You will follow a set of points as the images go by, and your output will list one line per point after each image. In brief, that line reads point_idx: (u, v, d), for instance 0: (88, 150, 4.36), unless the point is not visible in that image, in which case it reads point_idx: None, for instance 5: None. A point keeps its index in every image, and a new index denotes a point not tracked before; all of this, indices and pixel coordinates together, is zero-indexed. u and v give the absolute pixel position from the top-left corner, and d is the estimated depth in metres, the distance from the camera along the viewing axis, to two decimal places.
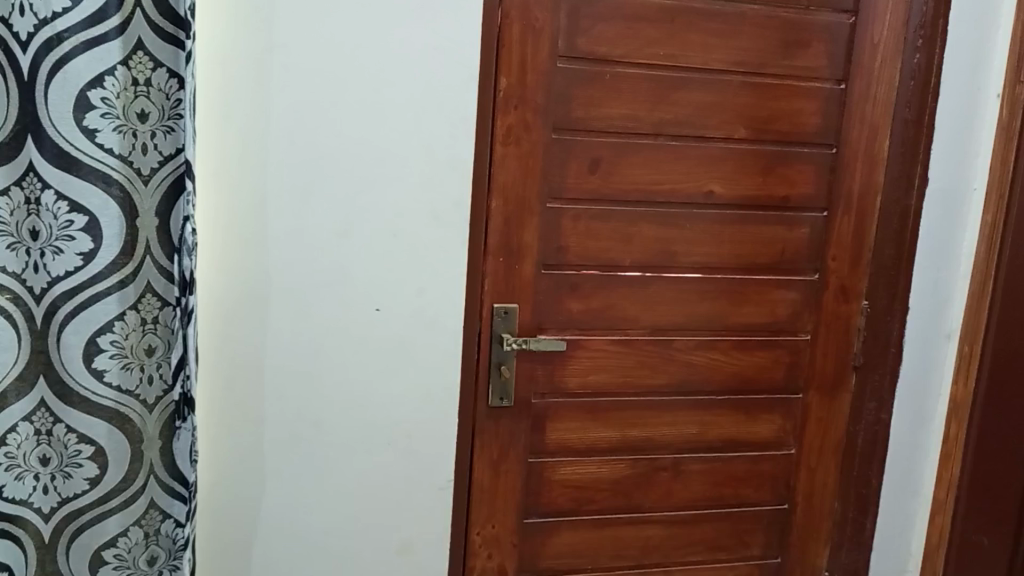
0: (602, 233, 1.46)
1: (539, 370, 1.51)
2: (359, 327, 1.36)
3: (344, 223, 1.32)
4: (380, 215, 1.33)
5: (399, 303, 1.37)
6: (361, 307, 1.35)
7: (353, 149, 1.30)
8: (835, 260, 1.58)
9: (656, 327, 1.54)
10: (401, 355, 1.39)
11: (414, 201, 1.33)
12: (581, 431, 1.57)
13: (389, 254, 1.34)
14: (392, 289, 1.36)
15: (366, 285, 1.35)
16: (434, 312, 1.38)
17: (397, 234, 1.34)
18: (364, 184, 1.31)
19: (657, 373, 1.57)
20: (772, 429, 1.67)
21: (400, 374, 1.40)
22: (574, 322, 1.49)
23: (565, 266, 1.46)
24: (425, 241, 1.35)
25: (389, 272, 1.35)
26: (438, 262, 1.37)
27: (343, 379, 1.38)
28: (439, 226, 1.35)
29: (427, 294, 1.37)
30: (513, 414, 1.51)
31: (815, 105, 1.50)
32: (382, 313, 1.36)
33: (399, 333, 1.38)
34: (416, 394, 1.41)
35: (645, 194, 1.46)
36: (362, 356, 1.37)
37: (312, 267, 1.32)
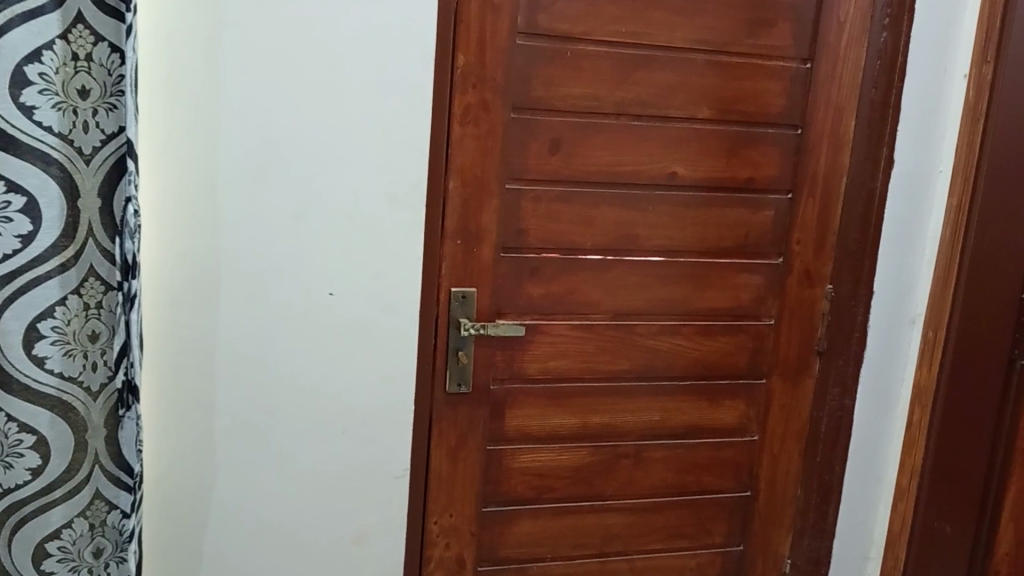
0: (562, 215, 1.42)
1: (499, 355, 1.47)
2: (312, 313, 1.31)
3: (297, 204, 1.27)
4: (334, 197, 1.28)
5: (354, 288, 1.32)
6: (314, 292, 1.31)
7: (305, 128, 1.25)
8: (799, 243, 1.56)
9: (618, 312, 1.51)
10: (356, 342, 1.35)
11: (370, 182, 1.29)
12: (541, 418, 1.53)
13: (344, 238, 1.30)
14: (347, 273, 1.31)
15: (320, 269, 1.30)
16: (392, 298, 1.34)
17: (351, 217, 1.29)
18: (317, 164, 1.26)
19: (619, 358, 1.54)
20: (734, 415, 1.66)
21: (356, 361, 1.35)
22: (534, 307, 1.46)
23: (525, 249, 1.42)
24: (382, 224, 1.31)
25: (344, 257, 1.31)
26: (396, 245, 1.32)
27: (296, 366, 1.33)
28: (396, 208, 1.31)
29: (384, 279, 1.33)
30: (472, 402, 1.48)
31: (781, 85, 1.47)
32: (336, 297, 1.32)
33: (355, 319, 1.34)
34: (374, 381, 1.37)
35: (607, 176, 1.42)
36: (316, 343, 1.33)
37: (263, 250, 1.27)
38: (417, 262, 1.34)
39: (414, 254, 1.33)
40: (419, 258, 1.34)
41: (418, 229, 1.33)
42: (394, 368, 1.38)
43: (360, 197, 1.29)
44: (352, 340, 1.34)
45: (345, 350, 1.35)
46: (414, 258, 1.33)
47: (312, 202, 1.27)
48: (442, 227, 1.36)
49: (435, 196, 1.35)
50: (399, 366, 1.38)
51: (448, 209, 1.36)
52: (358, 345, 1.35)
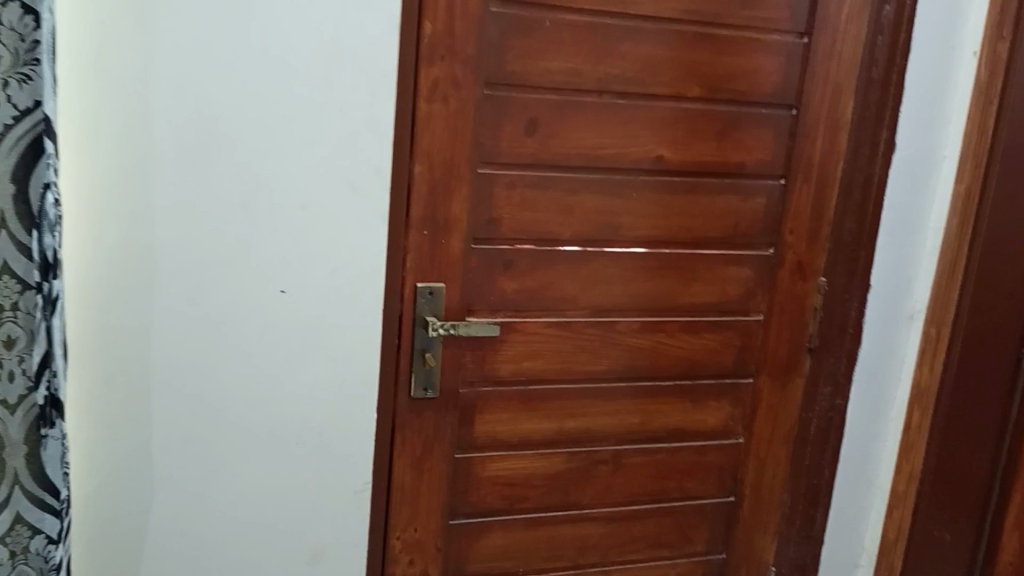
0: (539, 203, 1.28)
1: (468, 356, 1.33)
2: (261, 312, 1.17)
3: (245, 191, 1.12)
4: (287, 182, 1.13)
5: (309, 284, 1.18)
6: (264, 289, 1.16)
7: (253, 105, 1.10)
8: (791, 233, 1.45)
9: (598, 308, 1.38)
10: (311, 344, 1.20)
11: (327, 166, 1.14)
12: (515, 424, 1.40)
13: (297, 228, 1.15)
14: (301, 268, 1.17)
15: (270, 263, 1.16)
16: (351, 295, 1.20)
17: (305, 205, 1.15)
18: (266, 146, 1.11)
19: (599, 358, 1.41)
20: (718, 416, 1.55)
21: (312, 365, 1.21)
22: (507, 304, 1.32)
23: (498, 240, 1.28)
24: (340, 213, 1.17)
25: (297, 250, 1.16)
26: (356, 237, 1.18)
27: (243, 372, 1.19)
28: (356, 195, 1.17)
29: (343, 275, 1.19)
30: (439, 407, 1.34)
31: (776, 62, 1.34)
32: (289, 295, 1.17)
33: (310, 318, 1.19)
34: (331, 387, 1.23)
35: (587, 160, 1.29)
36: (266, 346, 1.18)
37: (205, 242, 1.12)
38: (379, 255, 1.20)
39: (376, 246, 1.19)
40: (381, 252, 1.20)
41: (381, 219, 1.19)
42: (354, 373, 1.24)
43: (315, 183, 1.15)
44: (307, 343, 1.20)
45: (299, 354, 1.20)
46: (376, 251, 1.20)
47: (261, 187, 1.13)
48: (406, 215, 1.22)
49: (398, 180, 1.20)
50: (359, 370, 1.24)
51: (413, 195, 1.22)
52: (314, 348, 1.21)
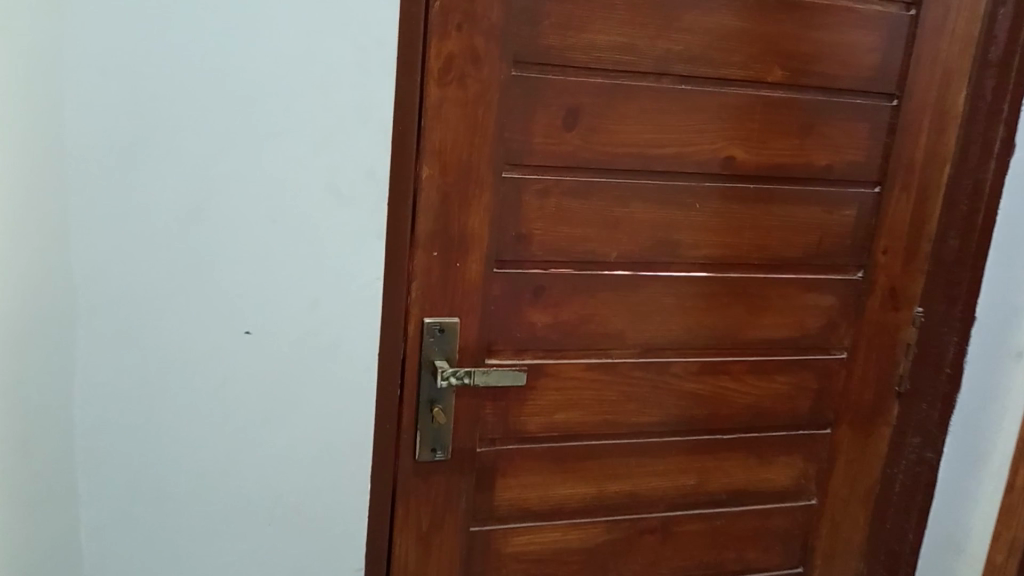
0: (580, 216, 1.00)
1: (488, 406, 1.06)
2: (218, 359, 0.89)
3: (194, 202, 0.84)
4: (250, 190, 0.85)
5: (281, 323, 0.90)
6: (222, 330, 0.89)
7: (203, 89, 0.81)
8: (885, 253, 1.18)
9: (649, 346, 1.10)
10: (284, 400, 0.93)
11: (305, 171, 0.86)
12: (544, 489, 1.13)
13: (265, 250, 0.87)
14: (270, 302, 0.89)
15: (230, 296, 0.88)
16: (338, 338, 0.92)
17: (274, 220, 0.87)
18: (223, 142, 0.83)
19: (649, 407, 1.13)
20: (788, 473, 1.28)
21: (286, 426, 0.94)
22: (537, 343, 1.04)
23: (527, 262, 1.00)
24: (322, 232, 0.88)
25: (265, 279, 0.88)
26: (344, 262, 0.90)
27: (195, 436, 0.91)
28: (343, 209, 0.88)
29: (325, 312, 0.91)
30: (451, 469, 1.06)
31: (874, 39, 1.07)
32: (253, 336, 0.90)
33: (283, 367, 0.92)
34: (310, 455, 0.95)
35: (642, 162, 1.00)
36: (226, 402, 0.91)
37: (142, 269, 0.85)
38: (375, 286, 0.92)
39: (372, 275, 0.91)
40: (377, 282, 0.92)
41: (377, 240, 0.90)
42: (341, 436, 0.96)
43: (289, 193, 0.86)
44: (279, 398, 0.92)
45: (268, 412, 0.93)
46: (370, 280, 0.91)
47: (215, 197, 0.85)
48: (409, 233, 0.94)
49: (400, 186, 0.92)
50: (348, 432, 0.96)
51: (421, 206, 0.94)
52: (288, 404, 0.93)
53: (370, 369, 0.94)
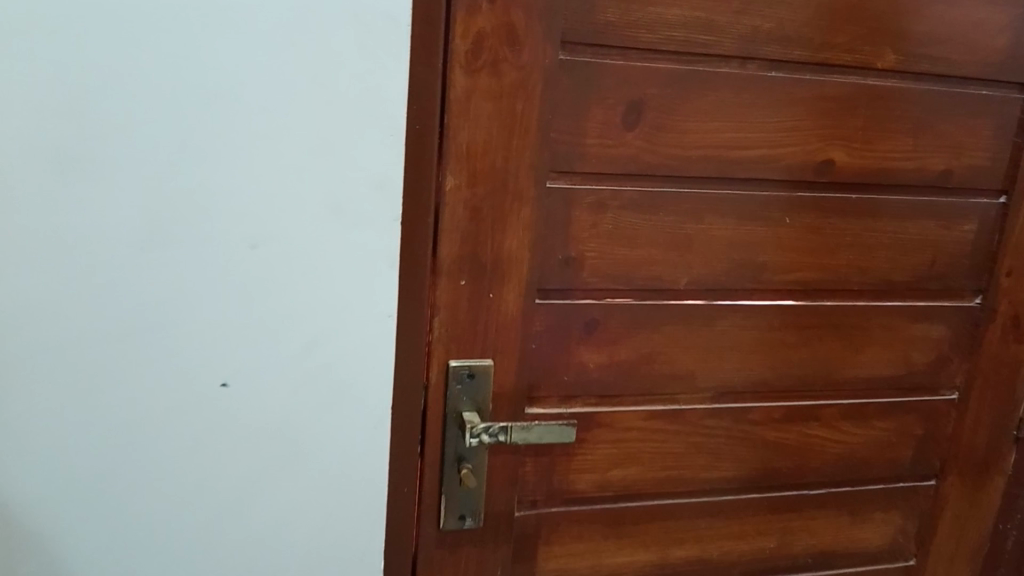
0: (642, 235, 0.81)
1: (529, 463, 0.87)
2: (182, 425, 0.68)
3: (144, 221, 0.62)
4: (219, 204, 0.63)
5: (266, 374, 0.68)
6: (187, 387, 0.67)
7: (154, 63, 0.59)
8: (1009, 276, 0.97)
9: (722, 389, 0.91)
10: (271, 473, 0.71)
11: (295, 177, 0.64)
12: (596, 557, 0.95)
13: (242, 281, 0.66)
14: (250, 348, 0.67)
15: (197, 343, 0.66)
16: (340, 393, 0.71)
17: (254, 241, 0.65)
18: (180, 141, 0.61)
19: (722, 460, 0.95)
20: (883, 532, 1.08)
21: (274, 507, 0.72)
22: (588, 387, 0.85)
23: (576, 291, 0.81)
24: (318, 255, 0.67)
25: (244, 318, 0.66)
26: (348, 293, 0.68)
27: (154, 525, 0.69)
28: (344, 224, 0.67)
29: (324, 358, 0.69)
30: (484, 537, 0.88)
31: (1009, 14, 0.86)
32: (230, 393, 0.68)
33: (269, 432, 0.70)
34: (307, 541, 0.74)
35: (719, 168, 0.81)
36: (195, 479, 0.69)
37: (75, 313, 0.63)
38: (388, 324, 0.70)
39: (384, 311, 0.70)
40: (390, 319, 0.70)
41: (390, 266, 0.69)
42: (347, 516, 0.74)
43: (273, 206, 0.64)
44: (266, 470, 0.71)
45: (251, 490, 0.71)
46: (381, 317, 0.70)
47: (171, 213, 0.62)
48: (428, 258, 0.75)
49: (418, 203, 0.73)
50: (355, 510, 0.75)
51: (443, 225, 0.75)
52: (277, 478, 0.71)
53: (380, 427, 0.73)
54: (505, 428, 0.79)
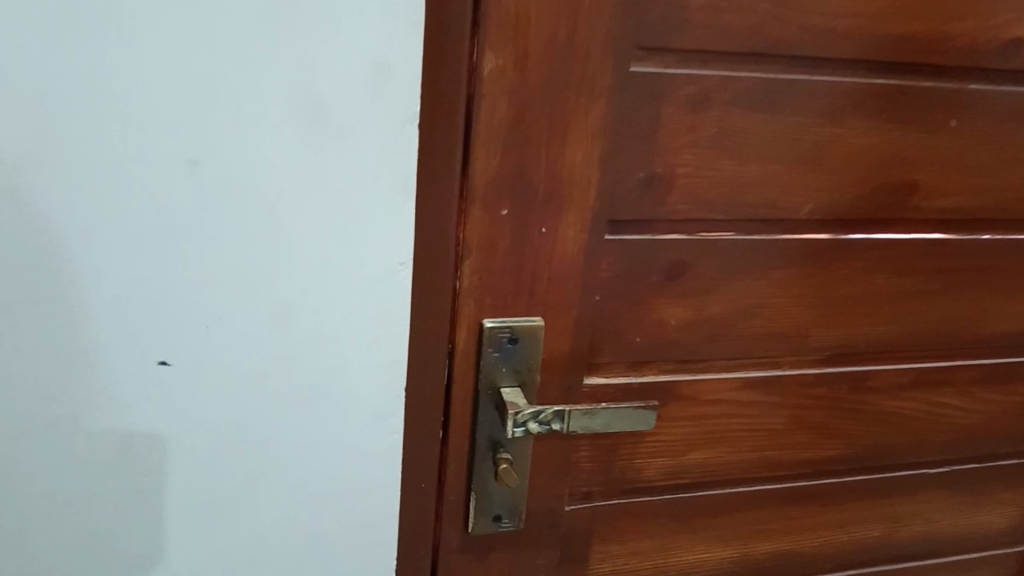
0: (753, 147, 0.59)
1: (585, 446, 0.66)
2: (106, 426, 0.48)
3: (21, 139, 0.41)
4: (134, 106, 0.42)
5: (223, 348, 0.49)
6: (109, 372, 0.47)
7: None
8: None
9: (838, 351, 0.69)
10: (236, 478, 0.52)
11: (250, 61, 0.43)
12: (664, 554, 0.75)
13: (177, 218, 0.45)
14: (197, 313, 0.47)
15: (120, 311, 0.46)
16: (327, 370, 0.51)
17: (191, 156, 0.44)
18: (63, 8, 0.39)
19: (830, 438, 0.73)
20: (1009, 514, 0.87)
21: (242, 518, 0.54)
22: (668, 351, 0.64)
23: (660, 222, 0.60)
24: (290, 176, 0.46)
25: (186, 273, 0.46)
26: (337, 232, 0.48)
27: (80, 557, 0.51)
28: (328, 132, 0.45)
29: (303, 323, 0.50)
30: (525, 535, 0.69)
31: None
32: (171, 377, 0.48)
33: (230, 424, 0.51)
34: (291, 559, 0.56)
35: (866, 51, 0.58)
36: (131, 495, 0.50)
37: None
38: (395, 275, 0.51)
39: (391, 257, 0.50)
40: (401, 268, 0.51)
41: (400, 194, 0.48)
42: (342, 529, 0.57)
43: (216, 106, 0.43)
44: (229, 474, 0.52)
45: (210, 501, 0.52)
46: (386, 266, 0.50)
47: (62, 122, 0.41)
48: (456, 179, 0.53)
49: (444, 102, 0.51)
50: (353, 520, 0.57)
51: (476, 132, 0.52)
52: (245, 484, 0.53)
53: (387, 419, 0.55)
54: (561, 411, 0.58)
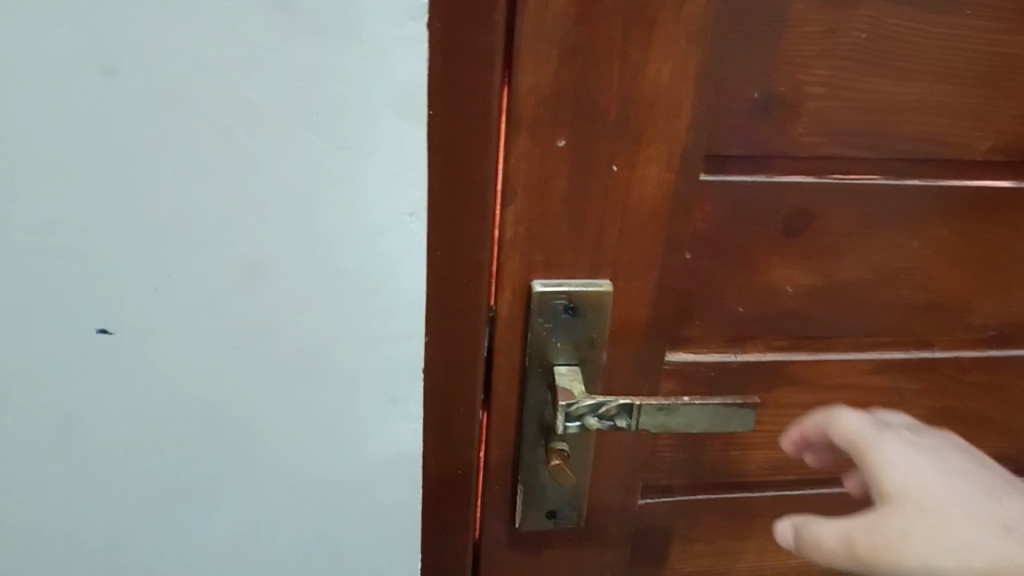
0: (914, 57, 0.43)
1: (665, 434, 0.53)
2: (59, 383, 0.42)
3: None
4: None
5: (182, 304, 0.41)
6: (54, 325, 0.41)
7: None
8: None
9: (1008, 330, 0.53)
10: (215, 454, 0.45)
11: None
12: (761, 563, 0.61)
13: (111, 147, 0.37)
14: (148, 263, 0.40)
15: (59, 255, 0.39)
16: (316, 339, 0.42)
17: (115, 69, 0.35)
18: None
19: (990, 438, 0.57)
20: None
21: (235, 483, 0.46)
22: (778, 324, 0.49)
23: (777, 159, 0.45)
24: (244, 94, 0.36)
25: (131, 208, 0.38)
26: (313, 170, 0.38)
27: (52, 521, 0.46)
28: (287, 37, 0.35)
29: (279, 281, 0.41)
30: (587, 539, 0.55)
31: None
32: (124, 337, 0.41)
33: (198, 393, 0.43)
34: (290, 545, 0.49)
35: None
36: (97, 461, 0.44)
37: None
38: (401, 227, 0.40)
39: (391, 206, 0.40)
40: (410, 219, 0.40)
41: (399, 124, 0.38)
42: (347, 516, 0.48)
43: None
44: (207, 448, 0.45)
45: (188, 476, 0.46)
46: (384, 217, 0.40)
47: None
48: (494, 99, 0.40)
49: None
50: (358, 506, 0.48)
51: (520, 33, 0.39)
52: (227, 461, 0.45)
53: (399, 404, 0.45)
54: (626, 405, 0.44)
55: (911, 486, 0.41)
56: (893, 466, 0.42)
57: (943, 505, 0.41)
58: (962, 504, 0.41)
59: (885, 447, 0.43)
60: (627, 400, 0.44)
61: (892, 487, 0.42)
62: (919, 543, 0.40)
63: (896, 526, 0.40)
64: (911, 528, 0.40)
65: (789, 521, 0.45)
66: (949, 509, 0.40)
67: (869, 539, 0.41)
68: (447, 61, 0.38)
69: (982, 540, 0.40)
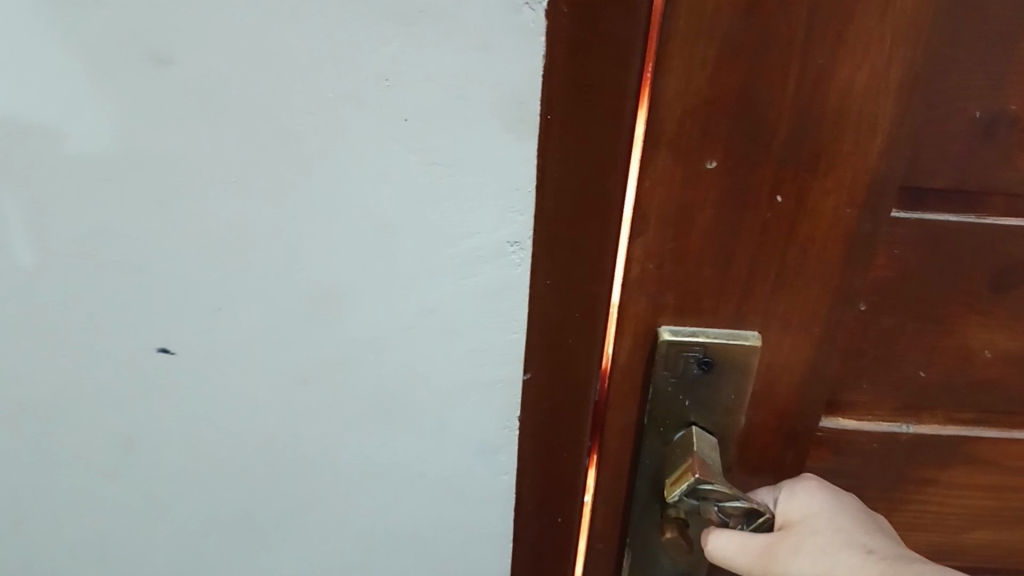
0: None
1: None
2: (109, 402, 0.38)
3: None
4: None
5: (243, 329, 0.36)
6: (101, 343, 0.36)
7: None
8: None
9: None
10: (277, 484, 0.41)
11: None
12: None
13: (165, 156, 0.31)
14: (206, 283, 0.34)
15: (106, 271, 0.34)
16: (392, 374, 0.37)
17: (163, 57, 0.29)
18: None
19: None
20: None
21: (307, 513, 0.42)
22: (969, 394, 0.39)
23: (997, 198, 0.34)
24: (317, 92, 0.30)
25: (194, 227, 0.33)
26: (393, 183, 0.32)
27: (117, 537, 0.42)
28: (372, 25, 0.29)
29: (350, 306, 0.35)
30: None
31: None
32: (182, 364, 0.37)
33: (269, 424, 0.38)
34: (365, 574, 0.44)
35: None
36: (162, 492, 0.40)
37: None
38: (504, 259, 0.34)
39: (493, 234, 0.33)
40: (513, 249, 0.34)
41: (501, 137, 0.31)
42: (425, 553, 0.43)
43: None
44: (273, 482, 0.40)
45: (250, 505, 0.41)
46: (483, 246, 0.33)
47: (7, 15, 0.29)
48: (627, 102, 0.32)
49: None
50: (439, 544, 0.43)
51: (670, 27, 0.29)
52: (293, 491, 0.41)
53: (488, 453, 0.39)
54: (754, 512, 0.37)
55: (805, 510, 0.38)
56: (783, 488, 0.39)
57: (827, 526, 0.37)
58: (838, 522, 0.37)
59: (801, 479, 0.39)
60: (759, 507, 0.37)
61: (795, 508, 0.38)
62: (815, 564, 0.35)
63: (791, 543, 0.36)
64: (808, 547, 0.36)
65: (722, 531, 0.37)
66: (838, 530, 0.36)
67: (781, 549, 0.36)
68: (574, 56, 0.30)
69: (847, 560, 0.35)
